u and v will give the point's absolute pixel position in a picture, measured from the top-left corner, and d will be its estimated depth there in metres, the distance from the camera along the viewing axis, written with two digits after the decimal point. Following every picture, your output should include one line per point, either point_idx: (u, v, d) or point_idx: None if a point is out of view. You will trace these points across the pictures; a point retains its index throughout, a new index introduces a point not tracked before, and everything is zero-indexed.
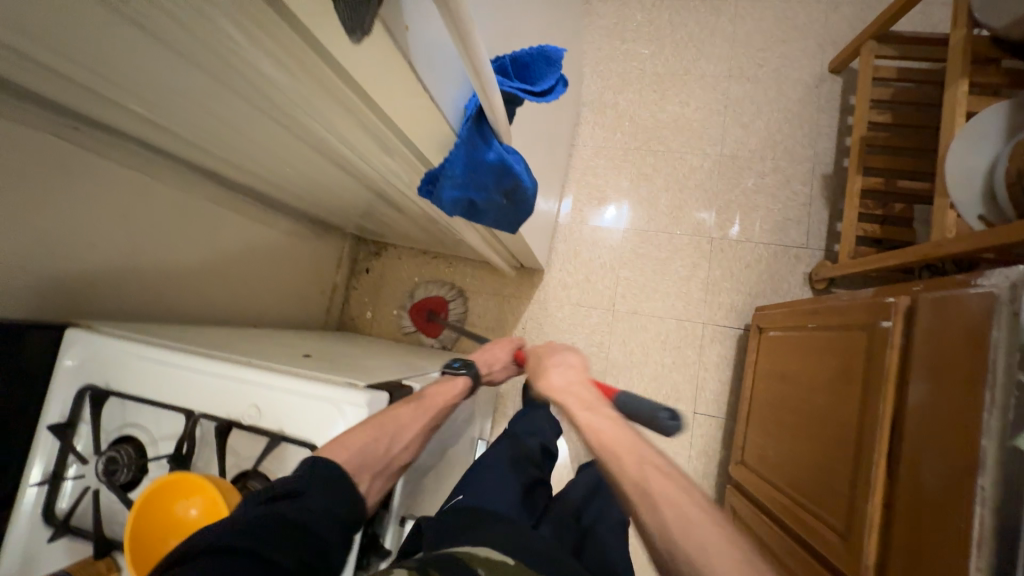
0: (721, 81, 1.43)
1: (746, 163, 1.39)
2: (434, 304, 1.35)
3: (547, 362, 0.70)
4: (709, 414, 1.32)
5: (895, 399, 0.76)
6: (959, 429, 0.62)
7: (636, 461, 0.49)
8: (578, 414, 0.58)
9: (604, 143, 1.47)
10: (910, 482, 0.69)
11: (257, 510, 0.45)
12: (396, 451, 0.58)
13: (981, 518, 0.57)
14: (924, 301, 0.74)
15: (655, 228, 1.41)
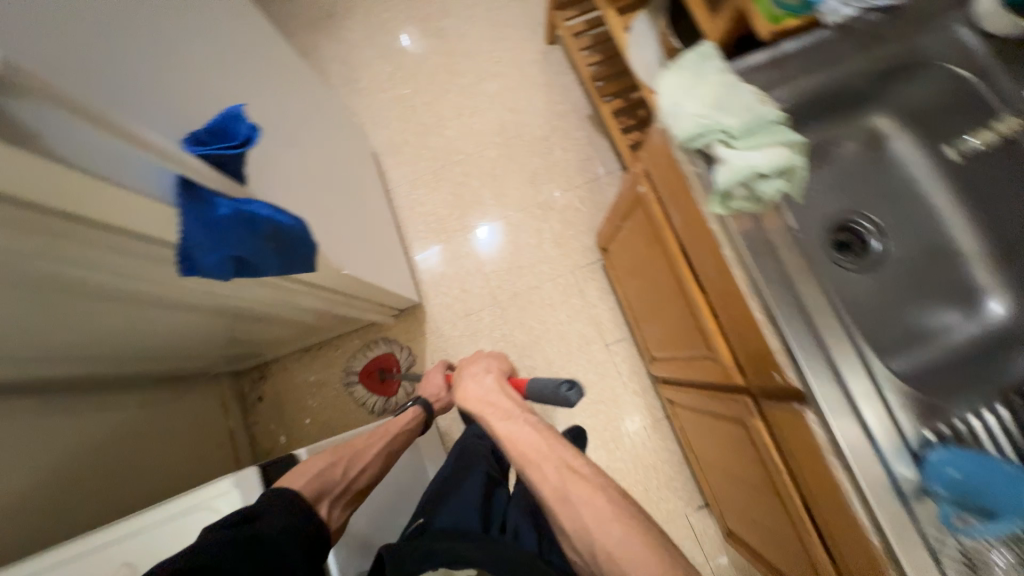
0: (477, 86, 1.65)
1: (529, 134, 1.60)
2: (383, 361, 1.44)
3: (468, 376, 0.90)
4: (618, 339, 1.44)
5: (676, 236, 0.80)
6: (700, 227, 0.67)
7: (554, 468, 0.68)
8: (499, 423, 0.77)
9: (415, 176, 1.60)
10: (711, 287, 0.73)
11: (224, 533, 0.57)
12: (351, 476, 0.75)
13: (741, 280, 0.61)
14: (647, 156, 0.80)
15: (492, 219, 1.55)
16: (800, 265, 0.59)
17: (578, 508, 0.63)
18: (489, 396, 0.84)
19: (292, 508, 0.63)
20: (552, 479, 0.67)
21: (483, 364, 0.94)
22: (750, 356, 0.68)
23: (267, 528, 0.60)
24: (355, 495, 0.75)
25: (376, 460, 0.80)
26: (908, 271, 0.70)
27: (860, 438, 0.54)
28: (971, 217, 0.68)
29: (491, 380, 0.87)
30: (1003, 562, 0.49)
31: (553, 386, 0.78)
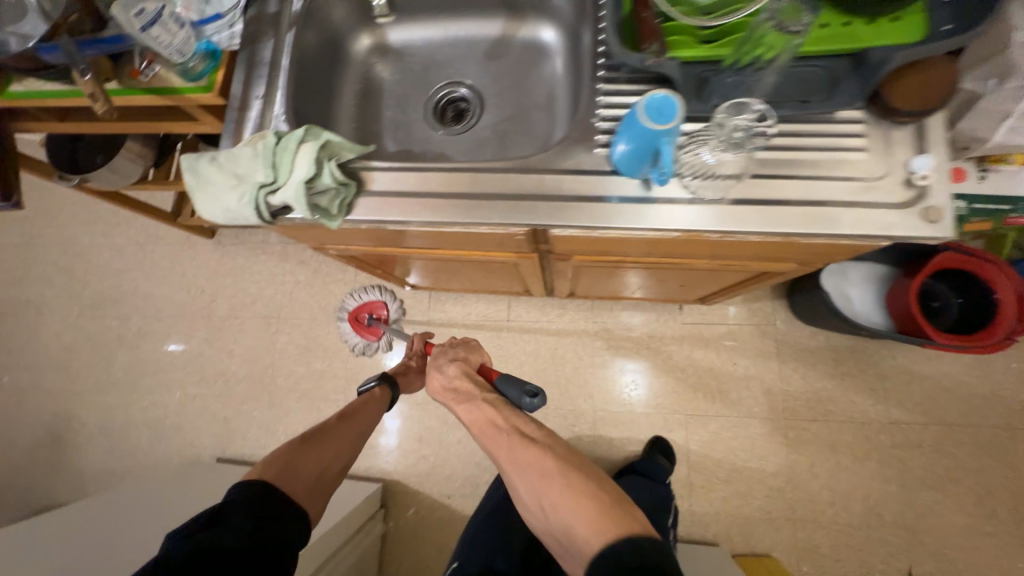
0: (212, 326, 1.56)
1: (284, 296, 1.54)
2: (371, 308, 1.30)
3: (445, 355, 0.80)
4: (508, 307, 1.43)
5: (398, 249, 0.80)
6: (385, 233, 0.67)
7: (501, 435, 0.65)
8: (460, 408, 0.71)
9: (263, 429, 1.48)
10: (450, 245, 0.73)
11: (189, 535, 0.59)
12: (329, 468, 0.73)
13: (435, 223, 0.61)
14: (310, 243, 0.78)
15: (342, 370, 1.47)
16: (423, 176, 0.60)
17: (523, 466, 0.61)
18: (454, 380, 0.75)
19: (249, 502, 0.63)
20: (504, 451, 0.63)
21: (457, 349, 0.82)
22: (525, 245, 0.69)
23: (232, 538, 0.59)
24: (330, 485, 0.72)
25: (352, 448, 0.77)
26: (496, 82, 0.77)
27: (585, 207, 0.58)
28: (471, 15, 0.76)
29: (454, 365, 0.77)
30: (713, 152, 0.52)
31: (516, 391, 0.71)
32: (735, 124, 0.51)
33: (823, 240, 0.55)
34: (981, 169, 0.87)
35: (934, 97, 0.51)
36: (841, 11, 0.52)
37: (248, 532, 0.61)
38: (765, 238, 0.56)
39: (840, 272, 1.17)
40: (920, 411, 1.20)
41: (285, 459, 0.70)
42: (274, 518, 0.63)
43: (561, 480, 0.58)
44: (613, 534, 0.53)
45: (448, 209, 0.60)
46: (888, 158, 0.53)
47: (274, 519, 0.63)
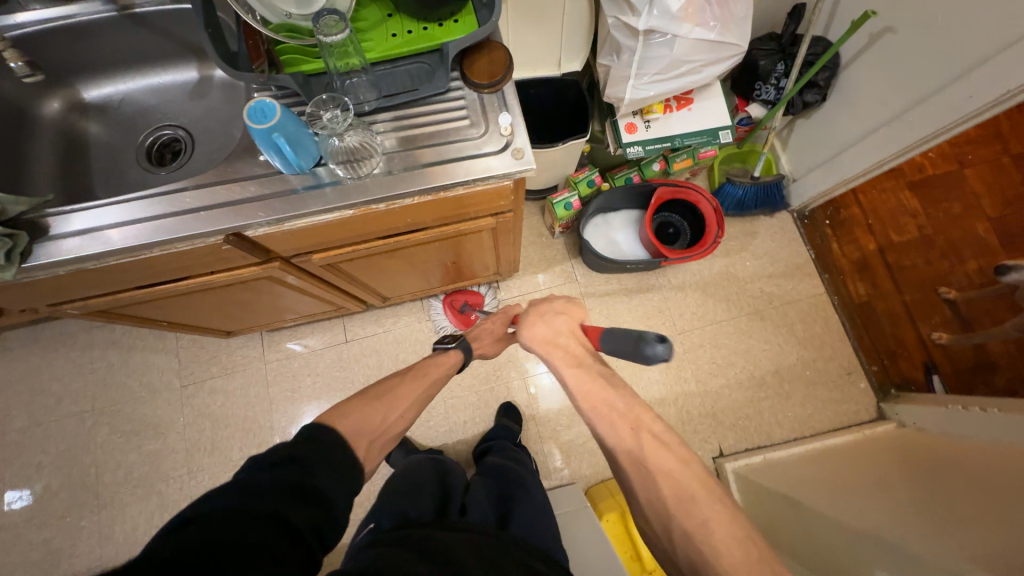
0: (10, 441, 1.37)
1: (98, 383, 1.41)
2: (469, 297, 1.44)
3: (539, 312, 0.84)
4: (346, 328, 1.47)
5: (141, 291, 0.82)
6: (101, 274, 0.71)
7: (632, 431, 0.66)
8: (569, 369, 0.75)
9: (97, 535, 1.32)
10: (183, 272, 0.77)
11: (264, 473, 0.54)
12: (389, 421, 0.77)
13: (136, 251, 0.66)
14: (36, 303, 0.77)
15: (181, 442, 1.38)
16: (102, 212, 0.65)
17: (654, 475, 0.63)
18: (558, 337, 0.79)
19: (326, 453, 0.62)
20: (629, 441, 0.66)
21: (554, 302, 0.85)
22: (251, 255, 0.76)
23: (305, 470, 0.57)
24: (389, 441, 0.77)
25: (412, 409, 0.84)
26: (200, 120, 0.84)
27: (262, 206, 0.67)
28: (162, 66, 0.82)
29: (561, 320, 0.81)
30: (340, 138, 0.64)
31: (632, 339, 0.69)
32: (334, 115, 0.62)
33: (461, 188, 0.71)
34: (645, 121, 1.15)
35: (498, 73, 0.69)
36: (417, 22, 0.67)
37: (323, 474, 0.59)
38: (422, 198, 0.71)
39: (603, 223, 1.40)
40: (695, 319, 1.47)
41: (357, 413, 0.74)
42: (350, 467, 0.63)
43: (705, 507, 0.60)
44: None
45: (140, 237, 0.65)
46: (484, 120, 0.69)
47: (349, 471, 0.62)
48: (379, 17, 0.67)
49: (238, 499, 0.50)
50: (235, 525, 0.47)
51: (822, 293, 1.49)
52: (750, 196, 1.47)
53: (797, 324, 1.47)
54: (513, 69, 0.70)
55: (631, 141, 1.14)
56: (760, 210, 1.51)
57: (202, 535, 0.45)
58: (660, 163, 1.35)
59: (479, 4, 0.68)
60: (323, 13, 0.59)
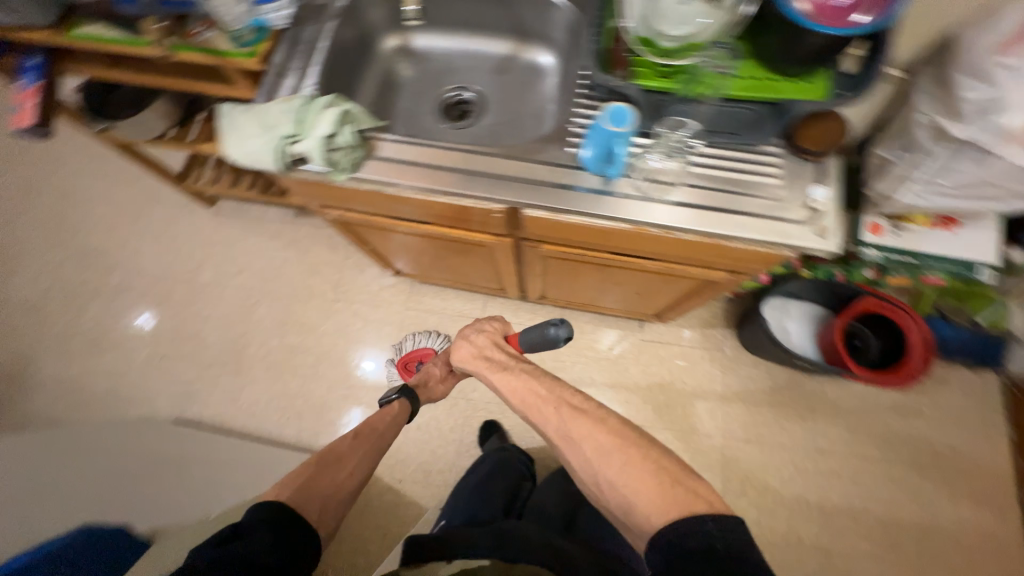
0: (195, 287, 1.60)
1: (273, 269, 1.60)
2: (423, 357, 1.44)
3: (469, 330, 0.96)
4: (484, 305, 1.52)
5: (394, 220, 0.90)
6: (391, 200, 0.78)
7: (555, 409, 0.74)
8: (496, 373, 0.84)
9: (227, 393, 1.48)
10: (442, 220, 0.83)
11: (211, 548, 0.60)
12: (339, 486, 0.76)
13: (436, 194, 0.72)
14: (316, 200, 0.87)
15: (316, 346, 1.52)
16: (422, 150, 0.72)
17: (578, 440, 0.69)
18: (485, 351, 0.90)
19: (273, 521, 0.65)
20: (556, 421, 0.73)
21: (485, 321, 0.98)
22: (508, 227, 0.80)
23: (252, 546, 0.61)
24: (342, 502, 0.75)
25: (363, 464, 0.82)
26: (498, 92, 0.90)
27: (555, 192, 0.70)
28: (486, 35, 0.90)
29: (483, 336, 0.93)
30: (659, 160, 0.68)
31: (542, 327, 0.83)
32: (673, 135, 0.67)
33: (743, 243, 0.68)
34: (895, 227, 1.05)
35: (830, 144, 0.66)
36: (769, 71, 0.66)
37: (266, 542, 0.63)
38: (700, 237, 0.69)
39: (781, 307, 1.31)
40: (841, 443, 1.32)
41: (304, 481, 0.73)
42: (299, 531, 0.66)
43: (617, 453, 0.65)
44: (673, 509, 0.58)
45: (448, 185, 0.71)
46: (795, 186, 0.67)
47: (300, 544, 0.65)
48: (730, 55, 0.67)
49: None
50: None
51: (1006, 477, 1.27)
52: (958, 340, 1.30)
53: (963, 499, 1.26)
54: (843, 146, 0.68)
55: (872, 242, 1.05)
56: (962, 359, 1.33)
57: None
58: (873, 273, 1.17)
59: (838, 72, 0.66)
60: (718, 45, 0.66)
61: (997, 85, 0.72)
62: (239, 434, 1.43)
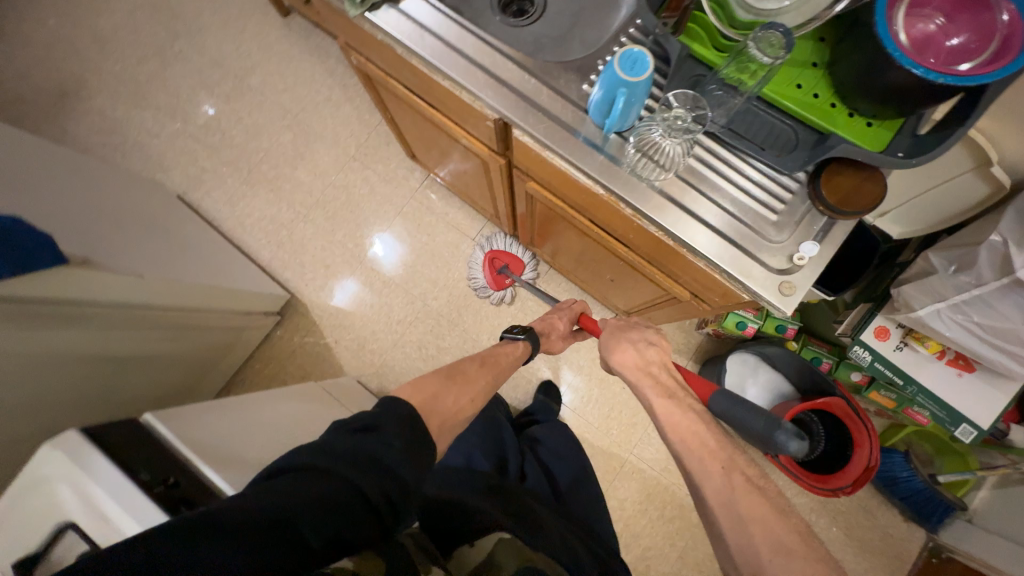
0: (240, 86, 1.62)
1: (313, 102, 1.60)
2: (510, 262, 1.41)
3: (625, 340, 0.84)
4: (482, 228, 1.50)
5: (405, 89, 0.86)
6: (398, 61, 0.74)
7: (723, 470, 0.62)
8: (655, 398, 0.73)
9: (229, 194, 1.56)
10: (442, 107, 0.79)
11: (349, 439, 0.51)
12: (460, 409, 0.69)
13: (435, 71, 0.68)
14: (340, 34, 0.84)
15: (320, 190, 1.56)
16: (441, 20, 0.67)
17: (747, 522, 0.58)
18: (651, 366, 0.78)
19: (410, 427, 0.55)
20: (715, 480, 0.62)
21: (647, 333, 0.86)
22: (497, 142, 0.76)
23: (382, 445, 0.52)
24: (459, 427, 0.68)
25: (481, 396, 0.74)
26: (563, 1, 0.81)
27: (547, 123, 0.64)
28: None
29: (653, 350, 0.81)
30: (661, 134, 0.58)
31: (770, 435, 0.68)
32: (678, 113, 0.55)
33: (703, 262, 0.62)
34: (901, 341, 0.93)
35: (854, 205, 0.56)
36: (833, 96, 0.57)
37: (398, 442, 0.53)
38: (663, 236, 0.63)
39: (749, 366, 1.24)
40: None
41: (428, 395, 0.65)
42: (424, 442, 0.56)
43: (795, 555, 0.54)
44: None
45: (449, 67, 0.66)
46: (789, 231, 0.59)
47: (423, 444, 0.55)
48: (798, 59, 0.57)
49: (324, 466, 0.49)
50: (301, 509, 0.46)
51: None
52: (909, 485, 1.20)
53: None
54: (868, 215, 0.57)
55: (867, 345, 0.94)
56: (899, 503, 1.25)
57: (270, 495, 0.47)
58: (861, 378, 1.14)
59: (909, 130, 0.55)
60: (773, 27, 0.51)
61: None
62: (225, 234, 1.53)
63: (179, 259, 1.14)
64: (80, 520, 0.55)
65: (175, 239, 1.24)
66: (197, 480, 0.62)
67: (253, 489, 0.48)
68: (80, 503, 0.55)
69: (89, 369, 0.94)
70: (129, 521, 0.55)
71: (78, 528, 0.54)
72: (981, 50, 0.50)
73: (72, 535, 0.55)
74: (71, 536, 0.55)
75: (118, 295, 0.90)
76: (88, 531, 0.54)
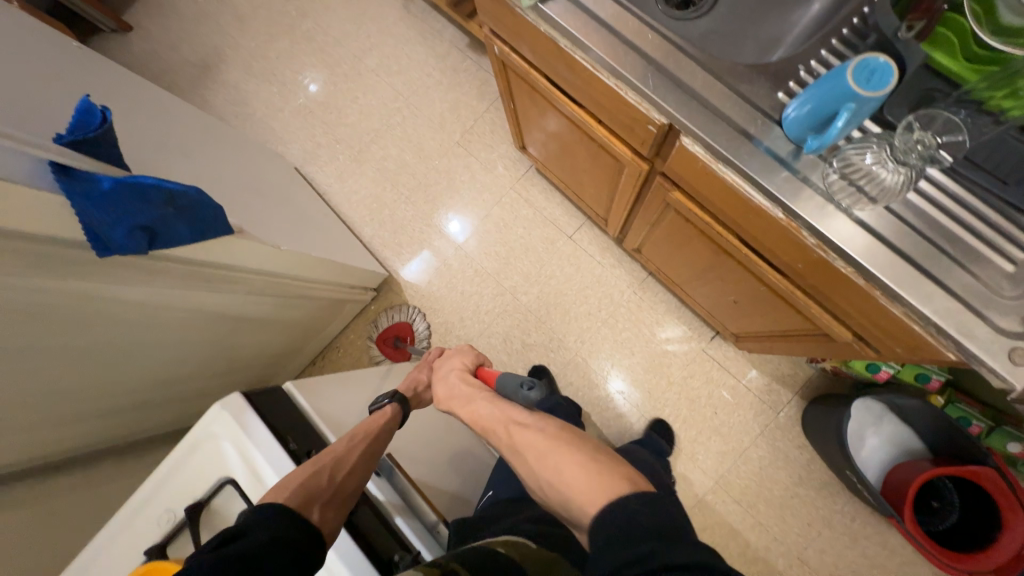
0: (359, 66, 1.68)
1: (424, 86, 1.62)
2: (399, 331, 1.47)
3: (438, 373, 0.88)
4: (579, 227, 1.45)
5: (546, 81, 0.83)
6: (553, 54, 0.71)
7: (502, 426, 0.68)
8: (460, 409, 0.76)
9: (339, 170, 1.64)
10: (588, 104, 0.75)
11: (208, 553, 0.45)
12: (341, 480, 0.59)
13: (599, 66, 0.64)
14: (488, 22, 0.82)
15: (422, 174, 1.58)
16: (619, 11, 0.62)
17: (523, 450, 0.62)
18: (452, 390, 0.81)
19: (281, 513, 0.51)
20: (527, 452, 0.62)
21: (451, 359, 0.89)
22: (647, 146, 0.71)
23: (257, 541, 0.48)
24: (349, 502, 0.58)
25: (370, 464, 0.64)
26: None
27: (726, 132, 0.58)
28: None
29: (454, 373, 0.84)
30: (876, 159, 0.50)
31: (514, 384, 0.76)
32: None
33: (900, 310, 0.54)
34: None
35: None
36: None
37: (265, 534, 0.49)
38: (851, 275, 0.55)
39: (874, 415, 1.11)
40: (828, 568, 1.19)
41: (307, 472, 0.57)
42: (299, 527, 0.51)
43: (560, 456, 0.58)
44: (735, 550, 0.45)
45: (616, 63, 0.62)
46: None
47: (302, 532, 0.51)
48: None
49: None
50: None
51: None
52: None
53: None
54: None
55: None
56: None
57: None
58: (1020, 450, 0.97)
59: None
60: None
61: None
62: (332, 208, 1.61)
63: (299, 230, 1.20)
64: (240, 477, 0.59)
65: (295, 210, 1.31)
66: None
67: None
68: (240, 461, 0.59)
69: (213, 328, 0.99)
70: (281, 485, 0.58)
71: (237, 484, 0.59)
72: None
73: (232, 489, 0.59)
74: (232, 490, 0.59)
75: (259, 263, 0.96)
76: (245, 489, 0.58)
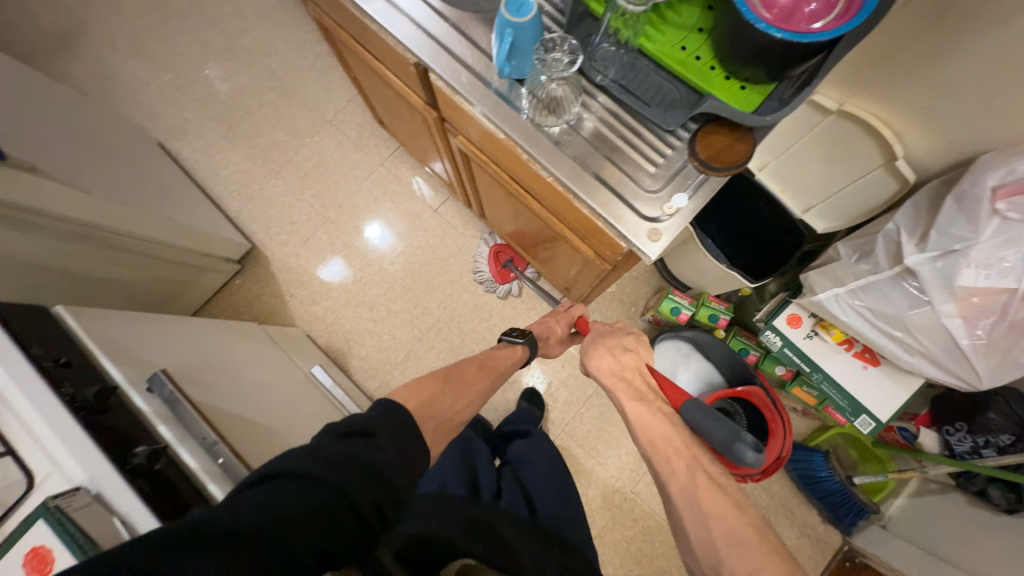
0: (230, 45, 1.69)
1: (297, 67, 1.66)
2: (516, 258, 1.44)
3: (608, 342, 0.81)
4: (444, 201, 1.54)
5: (354, 42, 0.91)
6: (339, 8, 0.79)
7: (686, 466, 0.62)
8: (627, 403, 0.71)
9: (207, 145, 1.62)
10: (380, 57, 0.84)
11: (335, 444, 0.50)
12: (459, 409, 0.71)
13: (363, 15, 0.73)
14: None
15: (294, 151, 1.61)
16: None
17: (706, 515, 0.58)
18: (627, 372, 0.75)
19: (399, 433, 0.56)
20: (679, 479, 0.61)
21: (623, 337, 0.82)
22: (426, 92, 0.80)
23: (378, 451, 0.52)
24: (452, 431, 0.70)
25: (479, 400, 0.77)
26: None
27: (457, 68, 0.68)
28: None
29: (629, 356, 0.78)
30: (548, 77, 0.63)
31: (729, 435, 0.63)
32: (562, 55, 0.60)
33: (587, 209, 0.67)
34: (812, 329, 0.96)
35: (721, 161, 0.59)
36: (713, 59, 0.60)
37: (393, 453, 0.53)
38: (555, 182, 0.68)
39: (683, 353, 1.27)
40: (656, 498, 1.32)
41: (428, 394, 0.68)
42: (417, 452, 0.56)
43: (756, 552, 0.55)
44: None
45: (371, 11, 0.71)
46: (664, 182, 0.63)
47: (418, 452, 0.56)
48: (684, 23, 0.61)
49: (327, 476, 0.47)
50: (298, 525, 0.44)
51: None
52: (827, 485, 1.21)
53: None
54: (735, 172, 0.60)
55: (780, 330, 0.96)
56: (818, 503, 1.25)
57: (278, 500, 0.44)
58: (785, 371, 1.16)
59: (777, 95, 0.59)
60: None
61: (978, 233, 0.66)
62: (198, 183, 1.58)
63: (138, 191, 1.17)
64: None
65: (143, 174, 1.28)
66: (91, 367, 0.65)
67: (240, 495, 0.45)
68: None
69: (21, 276, 0.94)
70: (11, 386, 0.59)
71: None
72: (835, 7, 0.52)
73: None
74: None
75: (61, 207, 0.94)
76: None
